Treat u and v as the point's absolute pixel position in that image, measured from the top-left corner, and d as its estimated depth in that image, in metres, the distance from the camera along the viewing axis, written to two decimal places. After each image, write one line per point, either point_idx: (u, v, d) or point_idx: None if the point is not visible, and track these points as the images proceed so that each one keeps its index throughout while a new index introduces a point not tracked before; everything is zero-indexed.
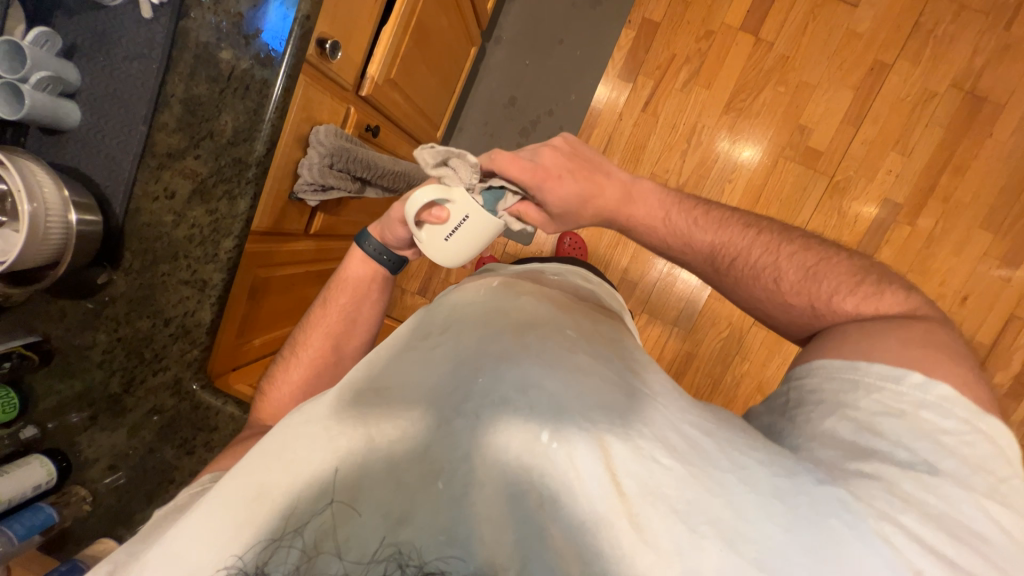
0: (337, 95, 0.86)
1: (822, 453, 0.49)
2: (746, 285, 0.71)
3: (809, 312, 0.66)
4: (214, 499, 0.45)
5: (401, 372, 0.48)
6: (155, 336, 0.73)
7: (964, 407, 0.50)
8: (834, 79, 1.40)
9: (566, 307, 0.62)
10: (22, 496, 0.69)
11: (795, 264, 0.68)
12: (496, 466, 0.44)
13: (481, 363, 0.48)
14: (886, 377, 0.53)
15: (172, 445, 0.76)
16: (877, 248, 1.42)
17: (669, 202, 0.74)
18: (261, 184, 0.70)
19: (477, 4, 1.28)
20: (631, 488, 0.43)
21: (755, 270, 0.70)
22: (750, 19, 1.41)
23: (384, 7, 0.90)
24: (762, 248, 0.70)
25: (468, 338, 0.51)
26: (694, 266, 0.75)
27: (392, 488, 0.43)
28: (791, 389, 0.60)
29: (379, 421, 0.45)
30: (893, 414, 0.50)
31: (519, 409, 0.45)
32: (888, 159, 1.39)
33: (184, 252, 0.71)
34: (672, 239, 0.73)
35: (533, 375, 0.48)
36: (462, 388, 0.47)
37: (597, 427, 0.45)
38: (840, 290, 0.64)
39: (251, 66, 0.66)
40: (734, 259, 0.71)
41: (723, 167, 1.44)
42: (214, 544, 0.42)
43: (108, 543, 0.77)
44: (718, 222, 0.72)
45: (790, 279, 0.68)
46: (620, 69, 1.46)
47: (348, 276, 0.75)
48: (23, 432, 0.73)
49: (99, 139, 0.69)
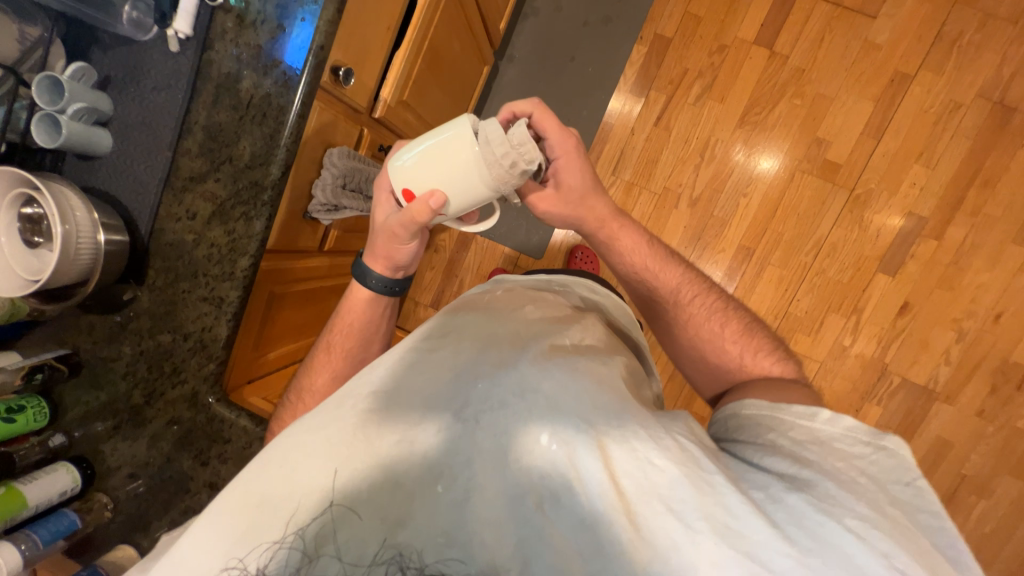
0: (351, 118, 0.89)
1: (775, 466, 0.51)
2: (697, 323, 0.73)
3: (738, 361, 0.70)
4: (218, 510, 0.47)
5: (400, 380, 0.50)
6: (175, 350, 0.76)
7: (861, 429, 0.54)
8: (852, 91, 1.37)
9: (565, 317, 0.63)
10: (49, 501, 0.73)
11: (738, 318, 0.74)
12: (497, 471, 0.46)
13: (479, 368, 0.50)
14: (801, 415, 0.56)
15: (188, 455, 0.78)
16: (902, 262, 1.36)
17: (643, 244, 0.75)
18: (276, 205, 0.73)
19: (489, 24, 1.31)
20: (629, 488, 0.45)
21: (709, 311, 0.73)
22: (765, 32, 1.40)
23: (397, 33, 0.93)
24: (715, 298, 0.75)
25: (465, 345, 0.53)
26: (657, 297, 0.75)
27: (390, 495, 0.45)
28: (729, 416, 0.61)
29: (380, 430, 0.47)
30: (817, 443, 0.53)
31: (519, 412, 0.47)
32: (911, 171, 1.35)
33: (203, 271, 0.74)
34: (652, 262, 0.75)
35: (532, 379, 0.49)
36: (462, 393, 0.49)
37: (597, 429, 0.47)
38: (761, 350, 0.70)
39: (269, 93, 0.70)
40: (695, 297, 0.74)
41: (739, 179, 1.42)
42: (217, 552, 0.45)
43: (127, 549, 0.79)
44: (683, 266, 0.77)
45: (733, 329, 0.72)
46: (632, 83, 1.47)
47: (354, 314, 0.70)
48: (51, 440, 0.77)
49: (128, 164, 0.73)
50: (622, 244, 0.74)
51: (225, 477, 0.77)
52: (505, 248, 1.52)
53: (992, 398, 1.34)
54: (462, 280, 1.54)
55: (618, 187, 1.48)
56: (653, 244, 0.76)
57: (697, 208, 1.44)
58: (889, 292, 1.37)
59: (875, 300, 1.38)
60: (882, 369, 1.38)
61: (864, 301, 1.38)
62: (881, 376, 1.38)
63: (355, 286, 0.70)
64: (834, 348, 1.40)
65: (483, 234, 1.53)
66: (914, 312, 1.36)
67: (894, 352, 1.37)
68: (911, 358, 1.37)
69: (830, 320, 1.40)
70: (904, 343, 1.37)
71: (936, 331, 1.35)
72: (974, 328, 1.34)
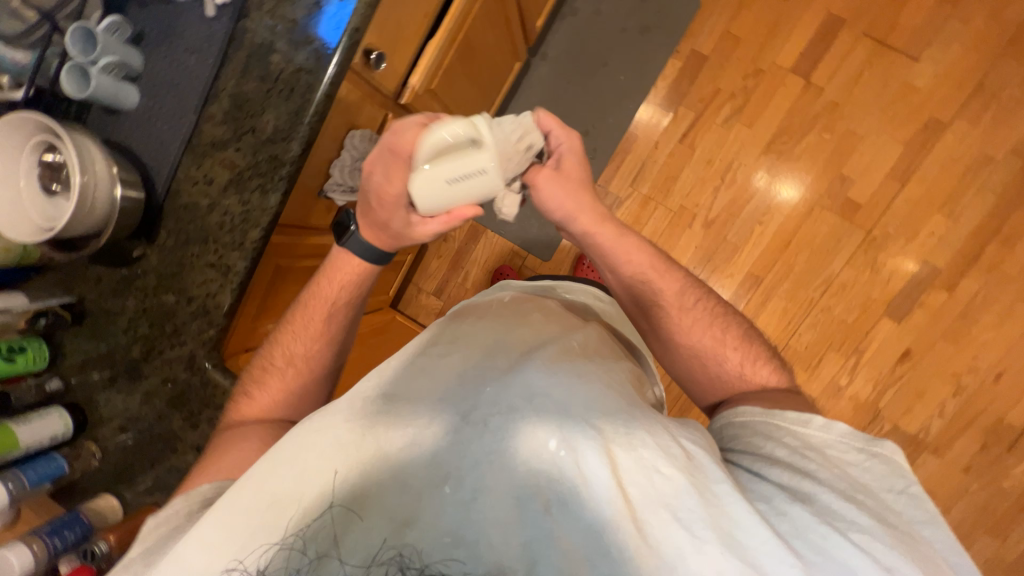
0: (378, 103, 0.89)
1: (776, 476, 0.52)
2: (698, 331, 0.70)
3: (737, 371, 0.68)
4: (224, 506, 0.48)
5: (407, 382, 0.51)
6: (177, 311, 0.77)
7: (855, 437, 0.56)
8: (884, 132, 1.35)
9: (571, 321, 0.64)
10: (39, 444, 0.75)
11: (737, 325, 0.72)
12: (505, 473, 0.46)
13: (488, 374, 0.51)
14: (796, 421, 0.57)
15: (180, 415, 0.78)
16: (910, 310, 1.35)
17: (646, 245, 0.73)
18: (293, 181, 0.73)
19: (525, 22, 1.30)
20: (636, 495, 0.46)
21: (710, 319, 0.71)
22: (804, 61, 1.38)
23: (432, 20, 0.91)
24: (711, 305, 0.73)
25: (473, 352, 0.53)
26: (658, 304, 0.72)
27: (398, 493, 0.46)
28: (723, 424, 0.62)
29: (387, 429, 0.48)
30: (815, 453, 0.54)
31: (527, 417, 0.47)
32: (933, 220, 1.34)
33: (213, 238, 0.75)
34: (653, 265, 0.72)
35: (539, 383, 0.50)
36: (471, 397, 0.49)
37: (605, 434, 0.47)
38: (761, 358, 0.69)
39: (298, 70, 0.70)
40: (696, 303, 0.72)
41: (758, 205, 1.41)
42: (218, 550, 0.46)
43: (109, 500, 0.80)
44: (685, 271, 0.74)
45: (733, 335, 0.70)
46: (663, 96, 1.45)
47: (342, 282, 0.71)
48: (48, 384, 0.79)
49: (152, 122, 0.73)
50: (624, 246, 0.72)
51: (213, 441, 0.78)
52: (514, 246, 1.51)
53: (982, 456, 1.33)
54: (468, 272, 1.54)
55: (634, 199, 1.47)
56: (653, 248, 0.74)
57: (711, 230, 1.43)
58: (892, 338, 1.36)
59: (875, 344, 1.37)
60: (874, 413, 1.37)
61: (865, 344, 1.37)
62: (873, 421, 1.37)
63: (343, 255, 0.70)
64: (830, 387, 1.39)
65: (495, 229, 1.52)
66: (914, 360, 1.35)
67: (888, 398, 1.37)
68: (905, 406, 1.36)
69: (828, 358, 1.39)
70: (900, 390, 1.36)
71: (934, 382, 1.35)
72: (973, 384, 1.33)
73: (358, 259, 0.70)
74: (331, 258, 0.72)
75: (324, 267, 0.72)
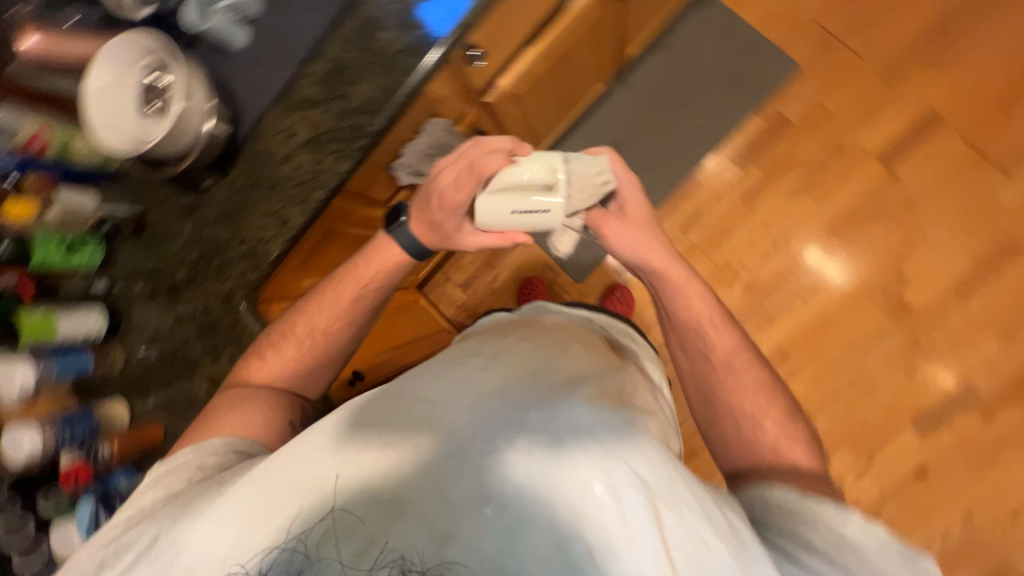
0: (464, 97, 0.90)
1: (813, 567, 0.49)
2: (740, 392, 0.68)
3: (770, 444, 0.64)
4: (250, 485, 0.49)
5: (453, 393, 0.53)
6: (228, 247, 0.80)
7: (897, 542, 0.51)
8: (954, 241, 1.32)
9: (611, 361, 0.64)
10: (75, 338, 0.79)
11: (784, 399, 0.68)
12: (547, 508, 0.46)
13: (533, 401, 0.52)
14: (834, 514, 0.53)
15: (203, 344, 0.83)
16: (937, 427, 1.29)
17: (708, 294, 0.73)
18: (367, 154, 0.75)
19: (621, 48, 1.30)
20: (680, 560, 0.45)
21: (757, 384, 0.68)
22: (890, 151, 1.36)
23: (535, 26, 0.90)
24: (761, 372, 0.69)
25: (512, 372, 0.56)
26: (704, 351, 0.71)
27: (437, 506, 0.46)
28: (756, 498, 0.58)
29: (431, 438, 0.49)
30: (856, 552, 0.50)
31: (573, 453, 0.48)
32: (984, 341, 1.29)
33: (280, 188, 0.77)
34: (712, 316, 0.71)
35: (585, 421, 0.50)
36: (517, 422, 0.50)
37: (652, 490, 0.47)
38: (801, 439, 0.65)
39: (402, 51, 0.72)
40: (745, 365, 0.70)
41: (805, 281, 1.37)
42: (232, 539, 0.46)
43: (119, 407, 0.81)
44: (742, 331, 0.72)
45: (776, 408, 0.67)
46: (736, 150, 1.42)
47: (380, 265, 0.73)
48: (94, 283, 0.82)
49: (251, 64, 0.75)
50: (687, 290, 0.72)
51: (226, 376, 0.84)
52: (549, 260, 1.51)
53: None
54: (498, 274, 1.54)
55: (681, 244, 1.43)
56: (716, 300, 0.73)
57: (751, 294, 1.39)
58: (911, 450, 1.30)
59: (891, 453, 1.31)
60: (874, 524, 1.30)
61: (881, 449, 1.31)
62: None
63: (387, 243, 0.73)
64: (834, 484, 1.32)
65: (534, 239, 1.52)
66: (929, 480, 1.29)
67: (891, 511, 1.29)
68: (907, 524, 1.29)
69: (840, 455, 1.32)
70: (906, 506, 1.29)
71: (944, 508, 1.28)
72: (986, 521, 1.26)
73: (400, 249, 0.73)
74: (373, 242, 0.75)
75: (364, 250, 0.74)
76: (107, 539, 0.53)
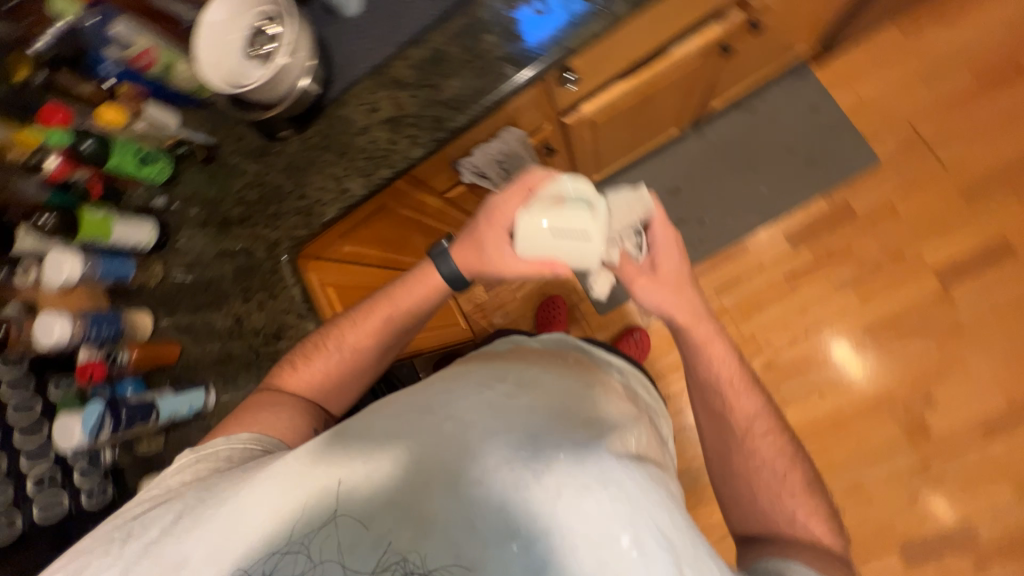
0: (546, 114, 0.90)
1: None
2: (758, 460, 0.65)
3: (787, 517, 0.62)
4: (271, 476, 0.50)
5: (476, 415, 0.51)
6: (285, 199, 0.82)
7: None
8: (993, 378, 1.26)
9: (631, 411, 0.62)
10: (122, 245, 0.82)
11: (805, 467, 0.65)
12: (572, 557, 0.44)
13: (561, 438, 0.50)
14: None
15: (238, 283, 0.86)
16: (923, 559, 1.24)
17: (733, 354, 0.69)
18: (441, 146, 0.76)
19: (706, 100, 1.29)
20: None
21: (777, 453, 0.65)
22: (950, 270, 1.31)
23: (635, 62, 0.89)
24: (782, 440, 0.66)
25: (539, 402, 0.54)
26: (724, 417, 0.67)
27: (464, 532, 0.46)
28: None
29: (457, 461, 0.48)
30: None
31: (601, 501, 0.46)
32: (997, 488, 1.23)
33: (350, 156, 0.79)
34: (734, 379, 0.67)
35: (614, 468, 0.48)
36: (543, 457, 0.48)
37: (678, 555, 0.45)
38: (819, 513, 0.62)
39: (501, 58, 0.73)
40: (766, 431, 0.66)
41: (826, 375, 1.34)
42: (244, 538, 0.48)
43: (144, 319, 0.85)
44: (764, 394, 0.69)
45: (796, 479, 0.64)
46: (793, 228, 1.40)
47: (417, 293, 0.71)
48: (154, 199, 0.86)
49: (356, 34, 0.78)
50: (712, 351, 0.68)
51: (251, 319, 0.86)
52: (577, 285, 1.51)
53: None
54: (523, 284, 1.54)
55: (711, 305, 1.41)
56: (741, 361, 0.69)
57: (768, 373, 1.36)
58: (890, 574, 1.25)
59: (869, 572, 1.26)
60: None
61: (859, 564, 1.26)
62: None
63: (430, 274, 0.71)
64: None
65: None
66: None
67: None
68: None
69: None
70: None
71: None
72: None
73: (440, 279, 0.70)
74: (416, 268, 0.73)
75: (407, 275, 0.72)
76: (129, 516, 0.55)
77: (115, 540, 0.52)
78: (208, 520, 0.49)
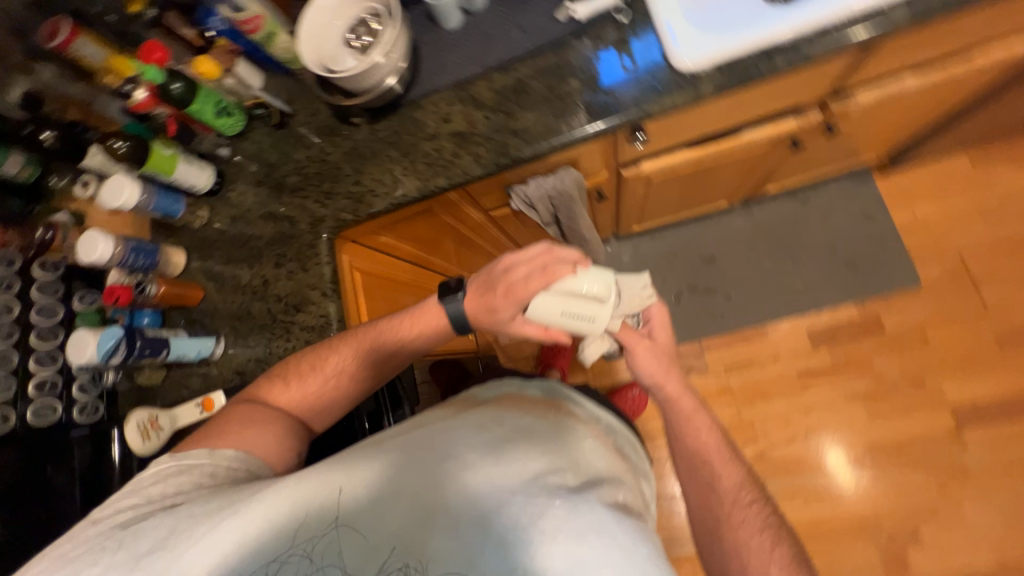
0: (607, 163, 0.91)
1: None
2: (741, 534, 0.60)
3: None
4: (264, 496, 0.52)
5: (471, 455, 0.52)
6: (341, 180, 0.85)
7: None
8: (990, 534, 1.20)
9: (621, 471, 0.61)
10: (181, 184, 0.86)
11: (795, 542, 0.59)
12: None
13: (554, 487, 0.49)
14: None
15: (275, 248, 0.88)
16: None
17: (712, 421, 0.68)
18: (500, 171, 0.78)
19: (762, 183, 1.30)
20: None
21: (761, 524, 0.60)
22: (968, 411, 1.27)
23: (705, 135, 0.90)
24: (766, 511, 0.61)
25: (533, 449, 0.54)
26: (710, 486, 0.64)
27: (462, 564, 0.46)
28: None
29: (453, 496, 0.49)
30: None
31: (594, 551, 0.44)
32: None
33: (412, 158, 0.81)
34: (713, 447, 0.66)
35: (608, 520, 0.47)
36: (536, 503, 0.47)
37: None
38: None
39: (579, 105, 0.75)
40: (749, 501, 0.62)
41: (816, 481, 1.30)
42: (239, 551, 0.50)
43: (177, 258, 0.89)
44: (744, 465, 0.66)
45: (783, 553, 0.57)
46: (817, 327, 1.38)
47: (420, 327, 0.75)
48: (221, 149, 0.91)
49: (449, 47, 0.81)
50: (692, 421, 0.68)
51: (276, 285, 0.87)
52: None
53: None
54: None
55: (717, 380, 1.40)
56: (720, 431, 0.68)
57: (757, 463, 1.33)
58: None
59: None
60: None
61: None
62: None
63: (432, 310, 0.75)
64: None
65: None
66: None
67: None
68: None
69: None
70: None
71: None
72: None
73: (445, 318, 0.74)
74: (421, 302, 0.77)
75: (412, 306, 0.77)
76: (115, 524, 0.57)
77: (105, 549, 0.54)
78: (203, 532, 0.51)
